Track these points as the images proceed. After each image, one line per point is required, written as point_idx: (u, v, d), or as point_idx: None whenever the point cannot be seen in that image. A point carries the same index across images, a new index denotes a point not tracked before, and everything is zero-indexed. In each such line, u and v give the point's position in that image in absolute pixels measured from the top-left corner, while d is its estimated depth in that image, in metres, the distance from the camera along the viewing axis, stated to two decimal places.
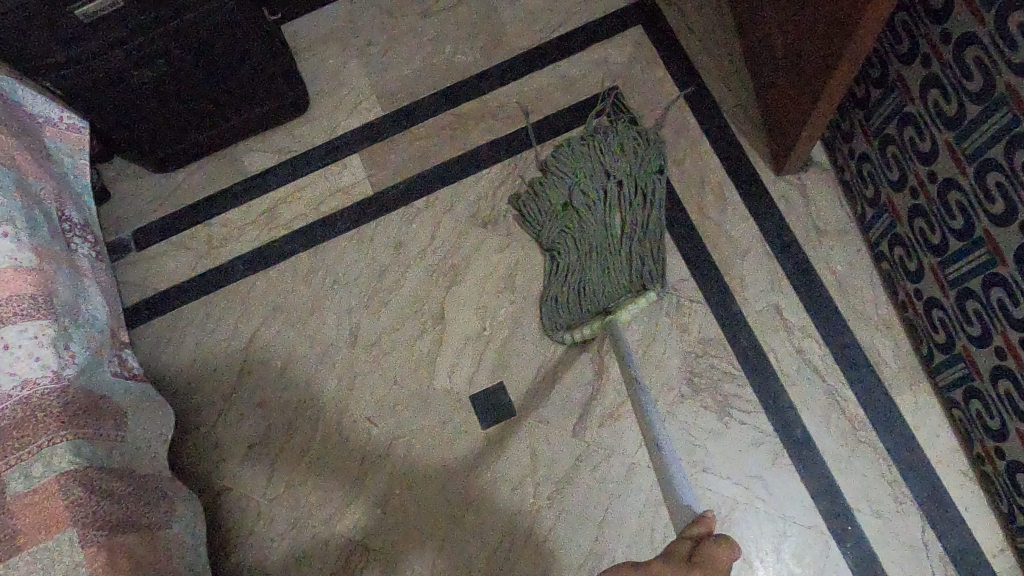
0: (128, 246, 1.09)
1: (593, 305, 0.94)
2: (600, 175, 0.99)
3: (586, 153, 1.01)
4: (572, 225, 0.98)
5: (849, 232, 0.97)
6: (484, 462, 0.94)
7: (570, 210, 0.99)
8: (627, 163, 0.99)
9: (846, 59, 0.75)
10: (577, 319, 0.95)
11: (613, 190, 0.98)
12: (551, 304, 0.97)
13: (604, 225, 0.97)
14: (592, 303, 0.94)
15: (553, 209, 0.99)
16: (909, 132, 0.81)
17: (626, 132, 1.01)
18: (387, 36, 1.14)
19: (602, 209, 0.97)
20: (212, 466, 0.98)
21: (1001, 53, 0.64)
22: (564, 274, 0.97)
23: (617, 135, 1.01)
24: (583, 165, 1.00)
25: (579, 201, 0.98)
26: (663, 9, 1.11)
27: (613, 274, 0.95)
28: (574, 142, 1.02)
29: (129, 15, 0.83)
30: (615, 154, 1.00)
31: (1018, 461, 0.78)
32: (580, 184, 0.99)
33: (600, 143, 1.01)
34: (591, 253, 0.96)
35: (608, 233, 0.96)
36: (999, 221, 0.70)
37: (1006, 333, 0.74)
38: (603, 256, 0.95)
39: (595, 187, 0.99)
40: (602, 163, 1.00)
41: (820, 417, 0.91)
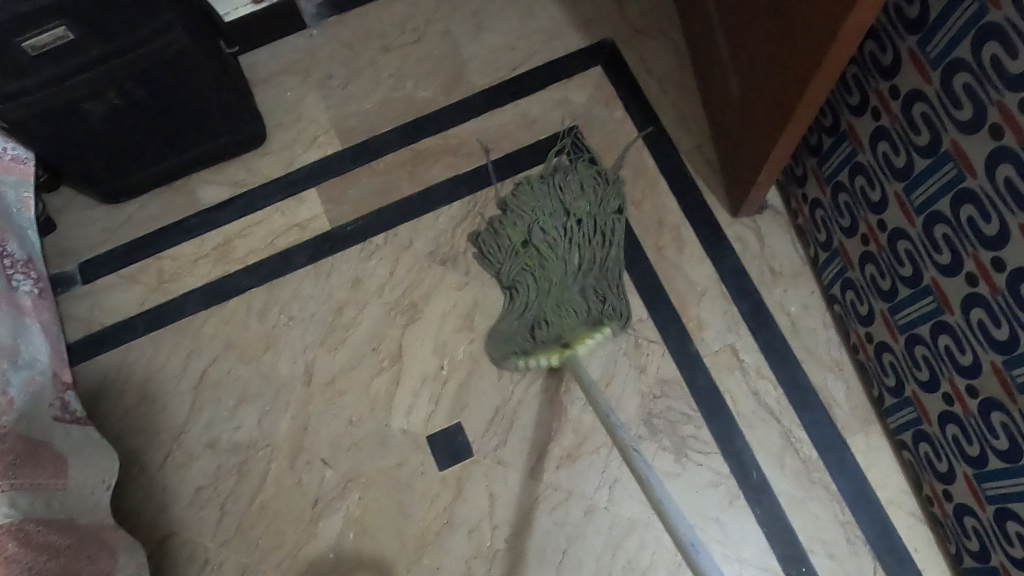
0: (73, 279, 1.06)
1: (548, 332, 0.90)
2: (560, 215, 0.99)
3: (546, 192, 1.00)
4: (531, 262, 0.97)
5: (803, 274, 0.99)
6: (441, 504, 0.92)
7: (530, 248, 0.98)
8: (588, 203, 0.99)
9: (800, 110, 0.77)
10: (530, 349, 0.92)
11: (574, 229, 0.98)
12: (506, 338, 0.95)
13: (564, 261, 0.96)
14: (547, 332, 0.90)
15: (512, 245, 0.99)
16: (860, 180, 0.83)
17: (587, 173, 1.02)
18: (347, 69, 1.14)
19: (562, 246, 0.97)
20: (158, 510, 0.94)
21: (947, 111, 0.66)
22: (523, 310, 0.95)
23: (578, 175, 1.02)
24: (543, 202, 1.00)
25: (539, 239, 0.97)
26: (622, 51, 1.12)
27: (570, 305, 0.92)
28: (534, 181, 1.02)
29: (81, 47, 0.81)
30: (576, 194, 1.00)
31: (967, 505, 0.80)
32: (539, 222, 0.98)
33: (560, 183, 1.01)
34: (549, 288, 0.95)
35: (568, 271, 0.96)
36: (946, 271, 0.72)
37: (953, 380, 0.76)
38: (562, 290, 0.94)
39: (554, 225, 0.98)
40: (563, 203, 1.00)
41: (776, 458, 0.92)
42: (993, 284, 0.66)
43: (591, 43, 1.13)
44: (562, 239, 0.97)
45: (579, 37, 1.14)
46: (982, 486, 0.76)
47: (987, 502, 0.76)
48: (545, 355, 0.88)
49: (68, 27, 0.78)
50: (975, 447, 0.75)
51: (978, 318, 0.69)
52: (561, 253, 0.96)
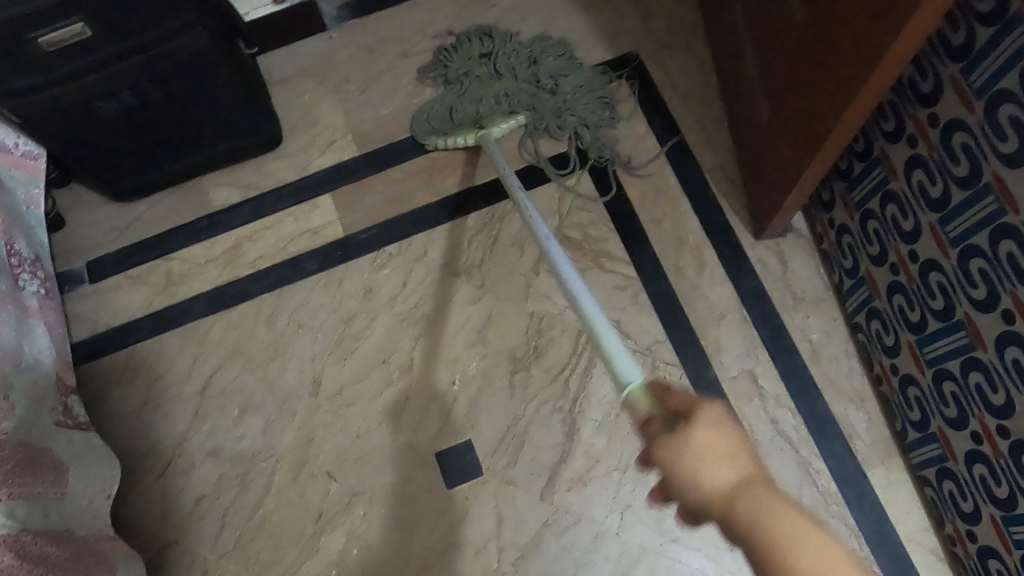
0: (80, 279, 1.04)
1: (463, 119, 1.04)
2: (549, 60, 1.07)
3: (559, 51, 1.08)
4: (484, 66, 1.07)
5: (826, 301, 0.97)
6: (447, 523, 0.90)
7: (487, 58, 1.08)
8: (574, 82, 1.06)
9: (832, 137, 0.75)
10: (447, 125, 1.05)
11: (543, 69, 1.06)
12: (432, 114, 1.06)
13: (514, 75, 1.06)
14: (464, 111, 1.04)
15: (474, 50, 1.09)
16: (891, 209, 0.80)
17: (597, 89, 1.07)
18: (366, 73, 1.12)
19: (526, 68, 1.06)
20: (158, 518, 0.92)
21: (988, 141, 0.63)
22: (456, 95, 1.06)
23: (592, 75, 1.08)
24: (541, 48, 1.08)
25: (502, 58, 1.07)
26: (647, 65, 1.10)
27: (492, 105, 1.04)
28: (559, 43, 1.09)
29: (96, 45, 0.79)
30: (577, 80, 1.07)
31: (992, 547, 0.77)
32: (516, 52, 1.07)
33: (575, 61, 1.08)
34: (484, 83, 1.06)
35: (512, 82, 1.05)
36: (981, 306, 0.69)
37: (983, 418, 0.73)
38: (494, 91, 1.05)
39: (528, 57, 1.07)
40: (557, 60, 1.08)
41: (793, 490, 0.89)
42: None
43: (615, 55, 1.11)
44: (528, 61, 1.07)
45: (603, 50, 1.12)
46: (1009, 530, 0.73)
47: (1014, 546, 0.73)
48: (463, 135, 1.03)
49: (86, 25, 0.76)
50: (1003, 488, 0.73)
51: (1013, 357, 0.66)
52: (515, 74, 1.06)
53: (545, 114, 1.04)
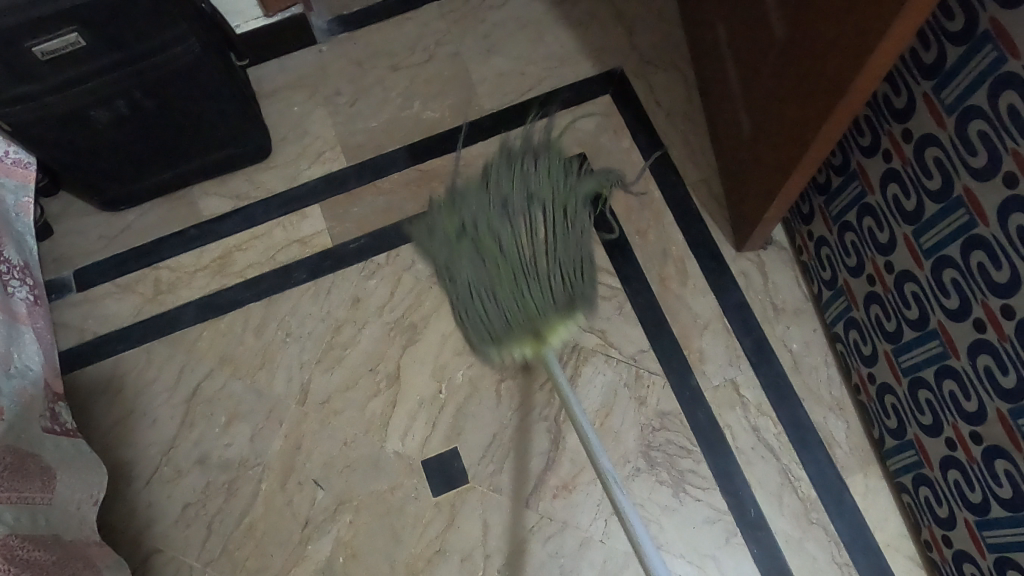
0: (68, 287, 1.04)
1: (515, 321, 0.90)
2: (517, 193, 0.96)
3: (510, 175, 0.98)
4: (472, 248, 0.94)
5: (806, 312, 0.99)
6: (434, 531, 0.90)
7: (465, 235, 0.95)
8: (545, 177, 0.98)
9: (811, 152, 0.77)
10: (501, 335, 0.91)
11: (515, 199, 0.96)
12: (472, 321, 0.94)
13: (515, 244, 0.92)
14: (511, 314, 0.90)
15: (449, 231, 0.97)
16: (868, 221, 0.83)
17: (559, 167, 0.99)
18: (356, 86, 1.13)
19: (504, 219, 0.94)
20: (143, 526, 0.92)
21: (959, 156, 0.66)
22: (477, 284, 0.92)
23: (545, 164, 0.99)
24: (496, 186, 0.98)
25: (478, 222, 0.95)
26: (632, 80, 1.13)
27: (535, 292, 0.90)
28: (502, 163, 0.99)
29: (90, 54, 0.80)
30: (541, 179, 0.98)
31: (967, 552, 0.79)
32: (485, 214, 0.95)
33: (531, 169, 0.99)
34: (497, 273, 0.91)
35: (521, 249, 0.92)
36: (954, 316, 0.72)
37: (957, 425, 0.75)
38: (514, 278, 0.90)
39: (500, 210, 0.95)
40: (516, 188, 0.97)
41: (774, 497, 0.91)
42: (1002, 332, 0.65)
43: (601, 71, 1.13)
44: (505, 213, 0.95)
45: (589, 65, 1.14)
46: (983, 534, 0.75)
47: (988, 550, 0.75)
48: (520, 343, 0.90)
49: (81, 34, 0.77)
50: (977, 493, 0.74)
51: (985, 365, 0.69)
52: (513, 237, 0.93)
53: (567, 243, 0.94)
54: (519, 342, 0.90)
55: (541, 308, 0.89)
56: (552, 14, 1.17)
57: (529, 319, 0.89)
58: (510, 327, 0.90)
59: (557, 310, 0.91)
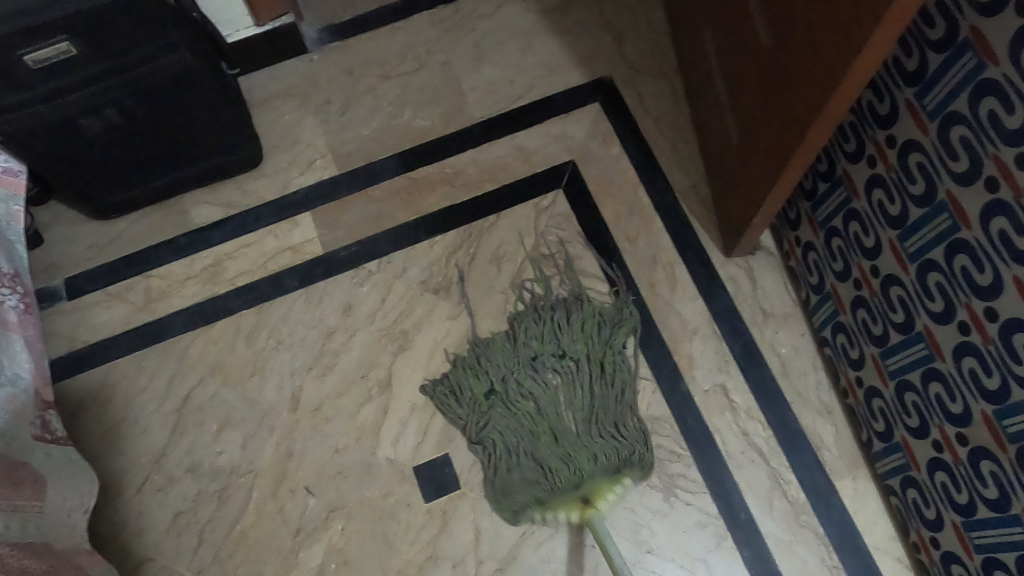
0: (58, 295, 1.04)
1: (561, 485, 0.88)
2: (549, 354, 0.96)
3: (540, 329, 0.98)
4: (507, 414, 0.93)
5: (794, 316, 1.00)
6: (426, 538, 0.91)
7: (494, 397, 0.94)
8: (579, 331, 0.98)
9: (797, 158, 0.78)
10: (543, 497, 0.89)
11: (548, 357, 0.96)
12: (507, 492, 0.90)
13: (553, 403, 0.93)
14: (556, 477, 0.88)
15: (476, 394, 0.95)
16: (854, 227, 0.84)
17: (595, 314, 0.99)
18: (347, 95, 1.14)
19: (539, 381, 0.95)
20: (134, 535, 0.92)
21: (942, 161, 0.67)
22: (517, 452, 0.91)
23: (578, 316, 0.98)
24: (525, 341, 0.97)
25: (510, 384, 0.94)
26: (620, 89, 1.14)
27: (579, 451, 0.90)
28: (529, 313, 0.99)
29: (81, 63, 0.81)
30: (574, 334, 0.97)
31: (955, 553, 0.80)
32: (516, 374, 0.95)
33: (560, 321, 0.98)
34: (537, 434, 0.92)
35: (558, 407, 0.93)
36: (939, 319, 0.73)
37: (943, 427, 0.76)
38: (556, 439, 0.91)
39: (533, 370, 0.95)
40: (548, 341, 0.97)
41: (764, 500, 0.92)
42: (986, 334, 0.66)
43: (590, 79, 1.15)
44: (537, 371, 0.95)
45: (578, 74, 1.15)
46: (970, 535, 0.76)
47: (975, 551, 0.76)
48: (565, 508, 0.88)
49: (72, 43, 0.78)
50: (964, 494, 0.75)
51: (970, 367, 0.69)
52: (549, 393, 0.94)
53: (606, 403, 0.94)
54: (566, 506, 0.88)
55: (591, 471, 0.89)
56: (541, 23, 1.19)
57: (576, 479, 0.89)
58: (553, 491, 0.88)
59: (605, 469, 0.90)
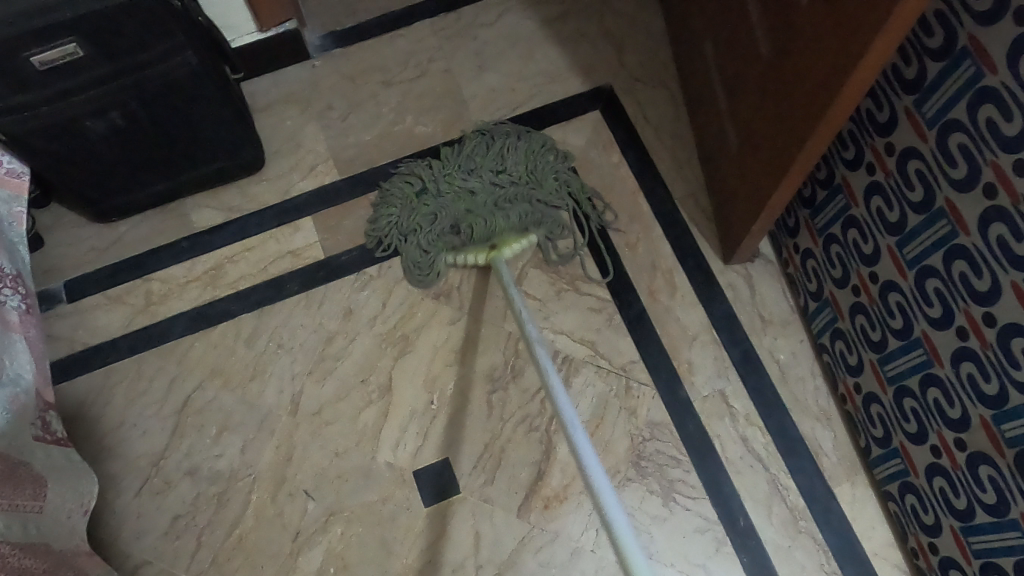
0: (58, 298, 1.04)
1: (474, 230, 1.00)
2: (487, 164, 1.06)
3: (485, 150, 1.07)
4: (433, 202, 1.03)
5: (793, 323, 1.01)
6: (425, 542, 0.90)
7: (426, 195, 1.04)
8: (522, 151, 1.07)
9: (796, 166, 0.79)
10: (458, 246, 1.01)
11: (482, 168, 1.06)
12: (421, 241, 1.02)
13: (483, 193, 1.03)
14: (471, 230, 1.00)
15: (409, 194, 1.05)
16: (853, 234, 0.84)
17: (539, 143, 1.08)
18: (349, 101, 1.15)
19: (471, 186, 1.04)
20: (132, 537, 0.92)
21: (941, 168, 0.68)
22: (437, 218, 1.02)
23: (526, 143, 1.07)
24: (469, 156, 1.06)
25: (441, 179, 1.05)
26: (621, 98, 1.15)
27: (496, 217, 1.00)
28: (480, 137, 1.08)
29: (88, 64, 0.81)
30: (517, 160, 1.06)
31: (953, 558, 0.80)
32: (449, 178, 1.05)
33: (506, 146, 1.07)
34: (460, 206, 1.02)
35: (490, 202, 1.02)
36: (937, 324, 0.73)
37: (941, 432, 0.76)
38: (477, 210, 1.01)
39: (466, 174, 1.05)
40: (489, 162, 1.06)
41: (764, 506, 0.92)
42: (984, 339, 0.67)
43: (590, 88, 1.16)
44: (467, 170, 1.06)
45: (579, 82, 1.16)
46: (968, 540, 0.77)
47: (973, 556, 0.76)
48: (474, 252, 1.00)
49: (79, 44, 0.78)
50: (962, 499, 0.76)
51: (968, 372, 0.70)
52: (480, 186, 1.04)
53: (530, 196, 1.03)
54: (475, 250, 1.00)
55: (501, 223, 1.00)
56: (542, 32, 1.20)
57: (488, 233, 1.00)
58: (466, 237, 1.00)
59: (516, 227, 1.01)
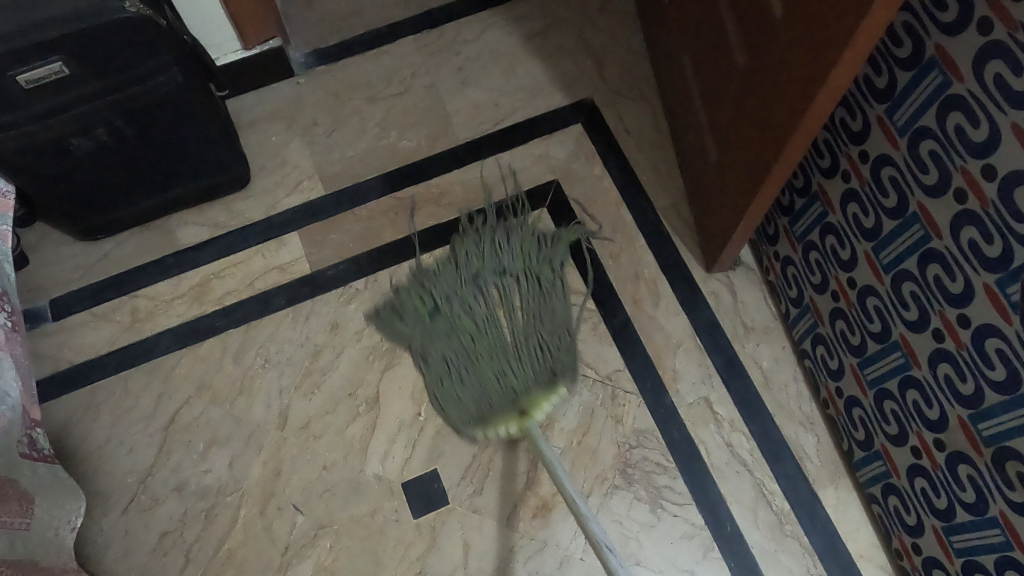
0: (44, 316, 1.04)
1: (496, 396, 0.92)
2: (488, 271, 1.01)
3: (481, 250, 1.03)
4: (445, 327, 0.98)
5: (774, 330, 1.03)
6: (415, 554, 0.91)
7: (440, 316, 0.99)
8: (518, 249, 1.03)
9: (773, 175, 0.80)
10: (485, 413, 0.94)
11: (487, 280, 1.01)
12: (442, 386, 0.96)
13: (490, 315, 0.98)
14: (494, 391, 0.92)
15: (420, 310, 1.00)
16: (831, 240, 0.86)
17: (530, 234, 1.04)
18: (334, 117, 1.16)
19: (477, 301, 0.99)
20: (120, 555, 0.91)
21: (913, 174, 0.70)
22: (455, 359, 0.96)
23: (518, 236, 1.04)
24: (466, 262, 1.02)
25: (451, 299, 0.99)
26: (602, 111, 1.17)
27: (516, 368, 0.93)
28: (470, 237, 1.05)
29: (75, 82, 0.82)
30: (513, 254, 1.03)
31: (936, 558, 0.81)
32: (457, 291, 1.00)
33: (499, 242, 1.03)
34: (475, 350, 0.95)
35: (508, 345, 0.95)
36: (914, 327, 0.75)
37: (921, 433, 0.78)
38: (493, 357, 0.94)
39: (474, 285, 1.00)
40: (489, 264, 1.02)
41: (750, 511, 0.93)
42: (959, 340, 0.68)
43: (572, 102, 1.17)
44: (473, 289, 1.00)
45: (561, 96, 1.18)
46: (950, 539, 0.78)
47: (955, 555, 0.78)
48: (504, 422, 0.91)
49: (65, 63, 0.79)
50: (943, 499, 0.77)
51: (945, 373, 0.72)
52: (488, 301, 0.99)
53: (548, 330, 0.98)
54: (505, 419, 0.91)
55: (518, 381, 0.93)
56: (524, 48, 1.22)
57: (512, 394, 0.92)
58: (494, 403, 0.92)
59: (541, 383, 0.93)
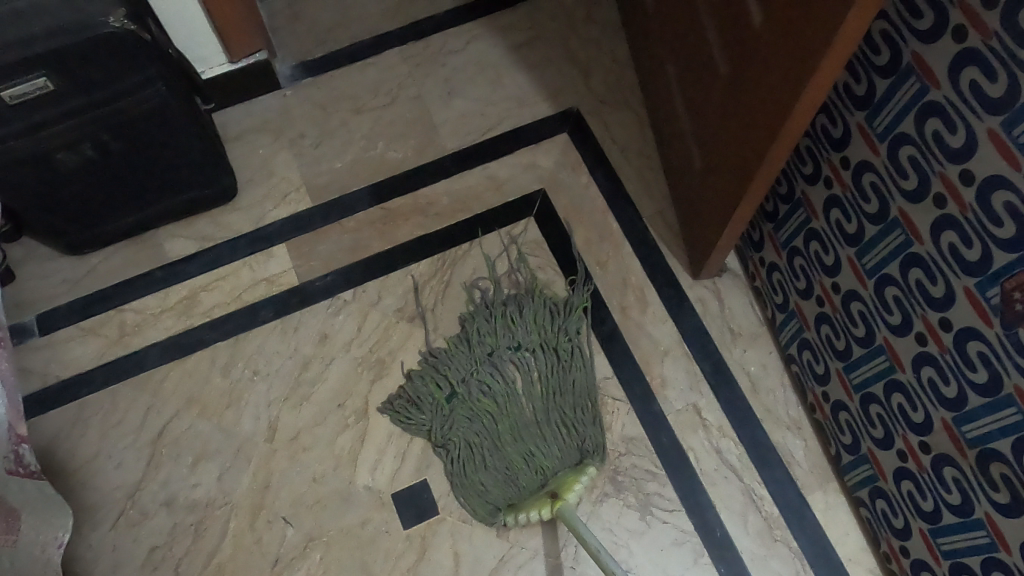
0: (31, 331, 1.04)
1: (526, 486, 0.91)
2: (503, 348, 0.99)
3: (493, 326, 1.01)
4: (465, 413, 0.96)
5: (761, 335, 1.03)
6: (405, 565, 0.90)
7: (456, 399, 0.97)
8: (532, 323, 1.01)
9: (757, 181, 0.81)
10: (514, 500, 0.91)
11: (504, 359, 0.99)
12: (465, 478, 0.93)
13: (511, 397, 0.96)
14: (523, 480, 0.91)
15: (437, 399, 0.97)
16: (815, 246, 0.87)
17: (542, 306, 1.02)
18: (321, 129, 1.16)
19: (495, 383, 0.97)
20: (108, 570, 0.91)
21: (893, 179, 0.70)
22: (479, 447, 0.94)
23: (531, 308, 1.02)
24: (479, 341, 1.00)
25: (468, 384, 0.97)
26: (588, 120, 1.17)
27: (543, 452, 0.93)
28: (481, 312, 1.02)
29: (59, 98, 0.82)
30: (527, 327, 1.01)
31: (924, 560, 0.82)
32: (474, 373, 0.98)
33: (512, 316, 1.01)
34: (499, 436, 0.94)
35: (533, 429, 0.94)
36: (897, 331, 0.75)
37: (906, 437, 0.78)
38: (518, 442, 0.93)
39: (491, 367, 0.98)
40: (503, 340, 1.00)
41: (739, 516, 0.93)
42: (941, 344, 0.69)
43: (558, 111, 1.18)
44: (490, 370, 0.98)
45: (547, 106, 1.18)
46: (936, 541, 0.78)
47: (942, 557, 0.78)
48: (536, 507, 0.88)
49: (49, 79, 0.79)
50: (929, 502, 0.77)
51: (928, 376, 0.72)
52: (506, 382, 0.97)
53: (572, 407, 0.96)
54: (537, 504, 0.88)
55: (546, 465, 0.92)
56: (509, 58, 1.22)
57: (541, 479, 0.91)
58: (524, 491, 0.91)
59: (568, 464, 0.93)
